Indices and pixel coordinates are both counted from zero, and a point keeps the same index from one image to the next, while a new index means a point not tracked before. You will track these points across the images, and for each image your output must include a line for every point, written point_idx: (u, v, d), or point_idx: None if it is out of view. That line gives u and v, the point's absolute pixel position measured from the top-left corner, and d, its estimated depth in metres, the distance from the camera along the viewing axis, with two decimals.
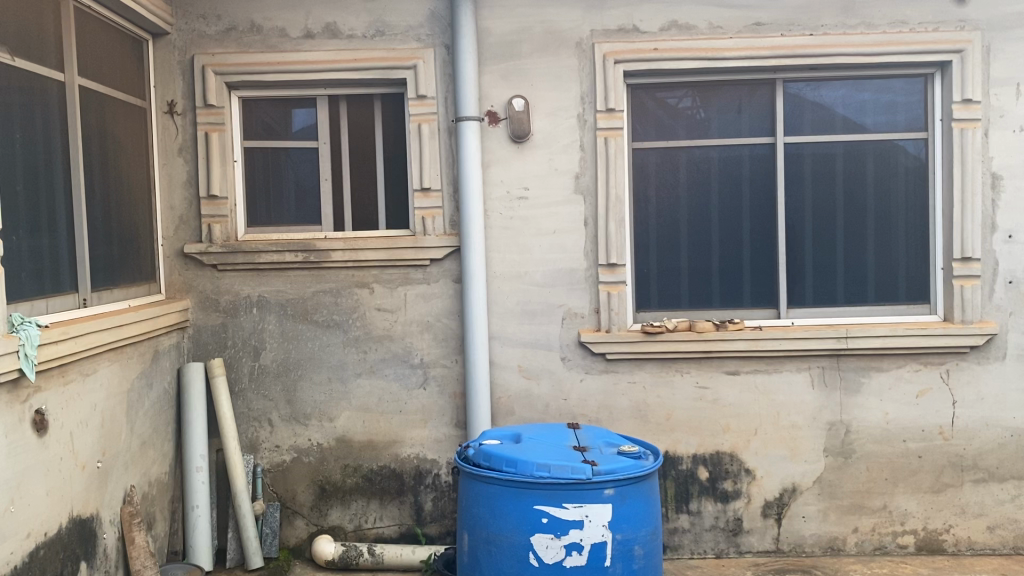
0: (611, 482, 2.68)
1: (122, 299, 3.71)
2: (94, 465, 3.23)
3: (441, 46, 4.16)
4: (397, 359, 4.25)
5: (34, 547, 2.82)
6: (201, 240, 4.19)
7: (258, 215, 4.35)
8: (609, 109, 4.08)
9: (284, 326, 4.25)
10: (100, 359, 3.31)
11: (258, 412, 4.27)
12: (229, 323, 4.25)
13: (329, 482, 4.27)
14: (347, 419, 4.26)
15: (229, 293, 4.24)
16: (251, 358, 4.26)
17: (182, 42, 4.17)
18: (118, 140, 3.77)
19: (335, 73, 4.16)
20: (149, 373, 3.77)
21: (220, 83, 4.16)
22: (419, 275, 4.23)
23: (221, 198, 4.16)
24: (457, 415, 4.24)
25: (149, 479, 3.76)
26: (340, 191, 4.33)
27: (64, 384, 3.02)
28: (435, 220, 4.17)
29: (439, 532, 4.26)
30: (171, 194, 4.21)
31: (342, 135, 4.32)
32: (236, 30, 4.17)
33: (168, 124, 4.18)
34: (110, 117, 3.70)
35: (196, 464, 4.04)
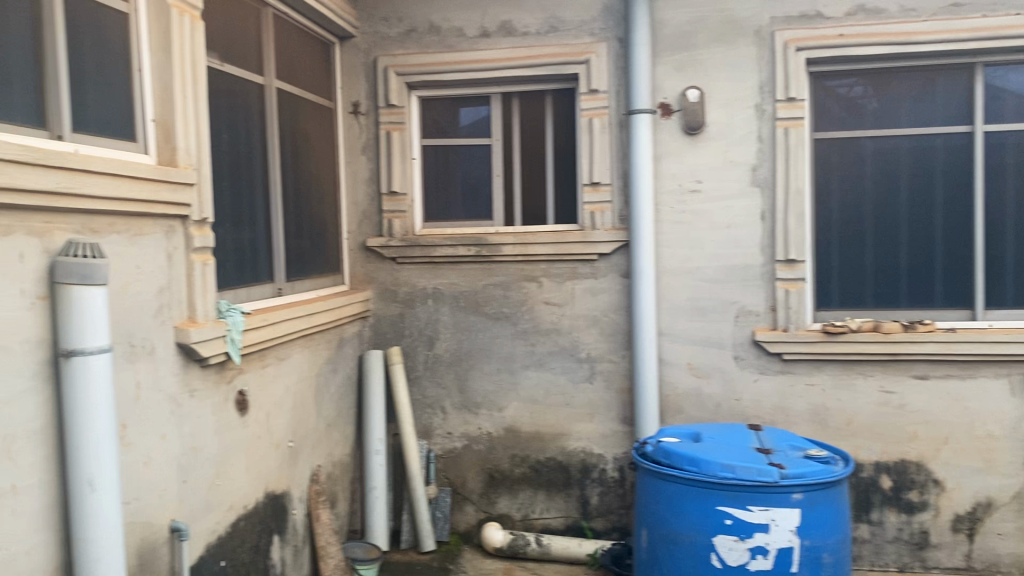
0: (800, 486, 2.59)
1: (310, 289, 3.94)
2: (286, 444, 3.44)
3: (615, 39, 4.13)
4: (565, 353, 4.27)
5: (236, 518, 3.02)
6: (382, 234, 4.38)
7: (434, 210, 4.50)
8: (790, 98, 3.93)
9: (457, 318, 4.37)
10: (293, 346, 3.53)
11: (432, 400, 4.42)
12: (406, 313, 4.42)
13: (498, 471, 4.36)
14: (516, 410, 4.33)
15: (406, 285, 4.41)
16: (426, 347, 4.41)
17: (367, 44, 4.36)
18: (309, 139, 4.00)
19: (510, 70, 4.23)
20: (334, 358, 3.99)
21: (401, 83, 4.33)
22: (587, 270, 4.23)
23: (401, 194, 4.34)
24: (624, 410, 4.22)
25: (332, 460, 3.97)
26: (512, 186, 4.41)
27: (262, 367, 3.24)
28: (605, 215, 4.16)
29: (606, 526, 4.25)
30: (355, 190, 4.42)
31: (514, 131, 4.40)
32: (416, 31, 4.32)
33: (353, 124, 4.39)
34: (302, 117, 3.93)
35: (375, 447, 4.21)
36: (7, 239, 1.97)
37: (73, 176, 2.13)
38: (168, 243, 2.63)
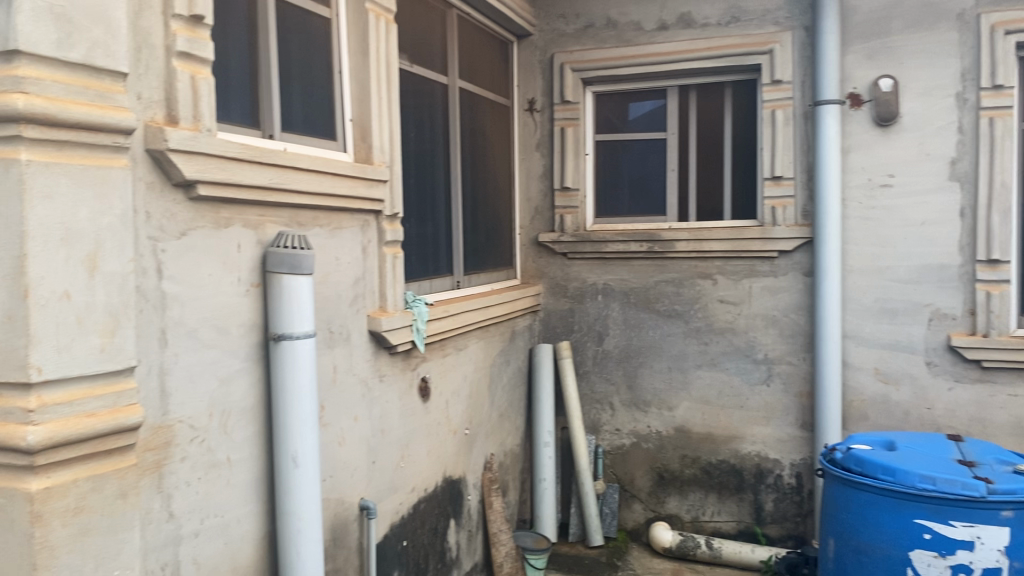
0: (1010, 503, 2.40)
1: (485, 283, 4.04)
2: (462, 432, 3.55)
3: (801, 28, 3.97)
4: (740, 353, 4.16)
5: (417, 501, 3.14)
6: (554, 229, 4.42)
7: (606, 205, 4.50)
8: (996, 86, 3.64)
9: (628, 315, 4.35)
10: (469, 337, 3.63)
11: (601, 396, 4.43)
12: (576, 308, 4.44)
13: (667, 471, 4.31)
14: (687, 410, 4.26)
15: (577, 280, 4.43)
16: (596, 343, 4.42)
17: (543, 42, 4.41)
18: (486, 136, 4.10)
19: (689, 63, 4.16)
20: (506, 350, 4.07)
21: (576, 79, 4.36)
22: (765, 267, 4.09)
23: (573, 189, 4.36)
24: (803, 415, 4.06)
25: (504, 449, 4.05)
26: (687, 181, 4.33)
27: (442, 356, 3.35)
28: (786, 210, 4.01)
29: (780, 534, 4.11)
30: (528, 186, 4.48)
31: (690, 126, 4.32)
32: (593, 27, 4.32)
33: (528, 121, 4.46)
34: (481, 114, 4.03)
35: (544, 439, 4.24)
36: (228, 231, 2.15)
37: (283, 172, 2.29)
38: (362, 236, 2.77)
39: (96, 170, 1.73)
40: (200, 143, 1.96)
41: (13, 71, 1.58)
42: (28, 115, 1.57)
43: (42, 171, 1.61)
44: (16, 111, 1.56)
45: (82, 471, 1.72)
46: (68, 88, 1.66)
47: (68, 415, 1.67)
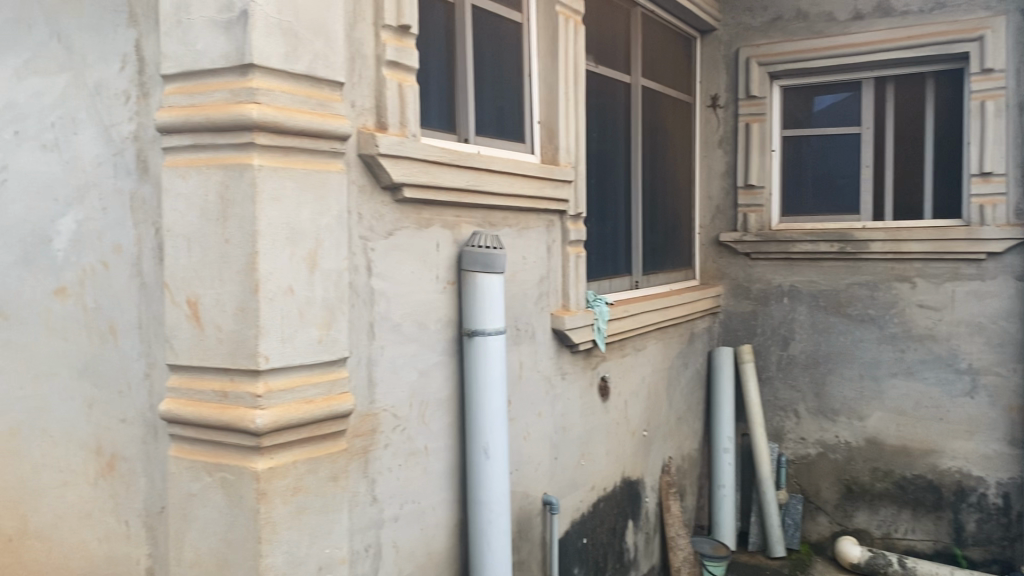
0: None
1: (664, 283, 3.99)
2: (641, 433, 3.53)
3: (1017, 12, 3.68)
4: (940, 362, 3.89)
5: (597, 499, 3.15)
6: (736, 229, 4.31)
7: (792, 204, 4.33)
8: None
9: (816, 318, 4.17)
10: (649, 338, 3.61)
11: (785, 402, 4.27)
12: (759, 311, 4.30)
13: (857, 483, 4.10)
14: (879, 420, 4.04)
15: (761, 281, 4.29)
16: (779, 347, 4.26)
17: (728, 36, 4.31)
18: (668, 134, 4.05)
19: (887, 54, 3.94)
20: (685, 352, 4.01)
21: (763, 74, 4.23)
22: (971, 271, 3.81)
23: (758, 187, 4.23)
24: (1012, 430, 3.76)
25: (682, 453, 3.99)
26: (882, 178, 4.10)
27: (622, 356, 3.35)
28: (996, 208, 3.73)
29: (983, 557, 3.84)
30: (710, 183, 4.39)
31: (886, 120, 4.09)
32: (782, 19, 4.18)
33: (710, 117, 4.37)
34: (663, 112, 3.99)
35: (724, 445, 4.14)
36: (428, 231, 2.25)
37: (477, 174, 2.36)
38: (548, 235, 2.81)
39: (316, 173, 1.88)
40: (406, 148, 2.06)
41: (247, 84, 1.75)
42: (260, 124, 1.74)
43: (272, 175, 1.78)
44: (251, 120, 1.73)
45: (300, 453, 1.87)
46: (293, 98, 1.82)
47: (290, 401, 1.82)
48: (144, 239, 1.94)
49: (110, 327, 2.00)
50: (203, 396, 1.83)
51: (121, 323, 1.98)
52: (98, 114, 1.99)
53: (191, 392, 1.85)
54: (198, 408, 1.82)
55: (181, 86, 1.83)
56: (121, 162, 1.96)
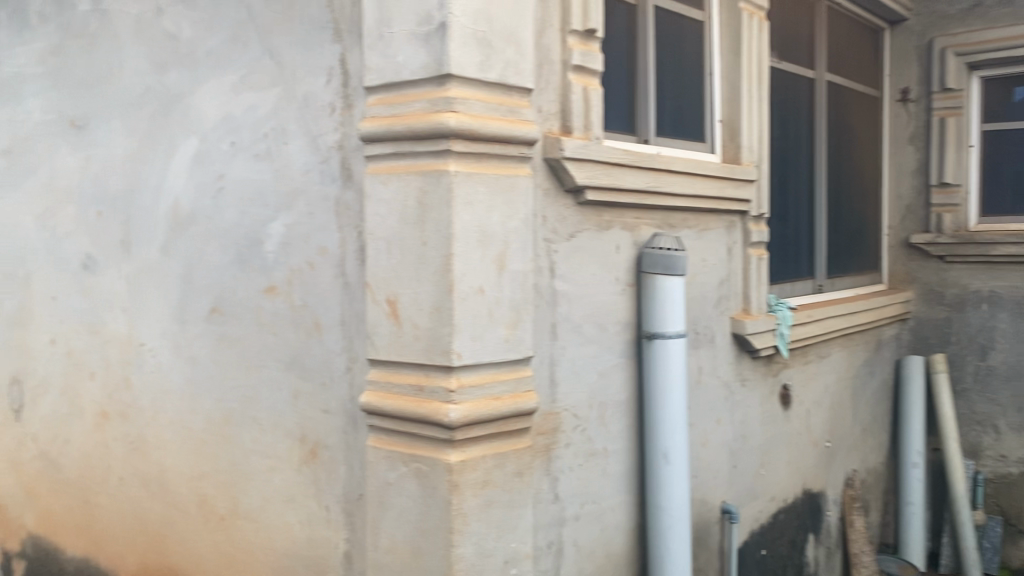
0: None
1: (849, 286, 3.81)
2: (823, 444, 3.39)
3: None
4: None
5: (776, 510, 3.06)
6: (929, 230, 4.05)
7: (993, 202, 4.01)
8: None
9: (1019, 327, 3.88)
10: (833, 345, 3.45)
11: (983, 417, 3.97)
12: (954, 317, 4.01)
13: None
14: None
15: (956, 286, 4.01)
16: (977, 357, 3.97)
17: (920, 26, 4.06)
18: (853, 131, 3.87)
19: None
20: (871, 361, 3.81)
21: (960, 64, 3.96)
22: None
23: (954, 186, 3.96)
24: None
25: (866, 467, 3.79)
26: None
27: (805, 363, 3.23)
28: None
29: None
30: (899, 182, 4.15)
31: None
32: (982, 5, 3.90)
33: (900, 112, 4.13)
34: (848, 108, 3.82)
35: (913, 459, 3.90)
36: (609, 233, 2.26)
37: (659, 176, 2.35)
38: (728, 237, 2.75)
39: (507, 177, 1.94)
40: (591, 150, 2.08)
41: (445, 93, 1.83)
42: (457, 132, 1.81)
43: (466, 180, 1.85)
44: (448, 128, 1.80)
45: (489, 448, 1.93)
46: (487, 105, 1.88)
47: (480, 397, 1.89)
48: (347, 241, 2.06)
49: (316, 323, 2.14)
50: (400, 389, 1.93)
51: (325, 319, 2.12)
52: (306, 124, 2.13)
53: (390, 386, 1.95)
54: (396, 400, 1.92)
55: (383, 97, 1.94)
56: (327, 169, 2.09)
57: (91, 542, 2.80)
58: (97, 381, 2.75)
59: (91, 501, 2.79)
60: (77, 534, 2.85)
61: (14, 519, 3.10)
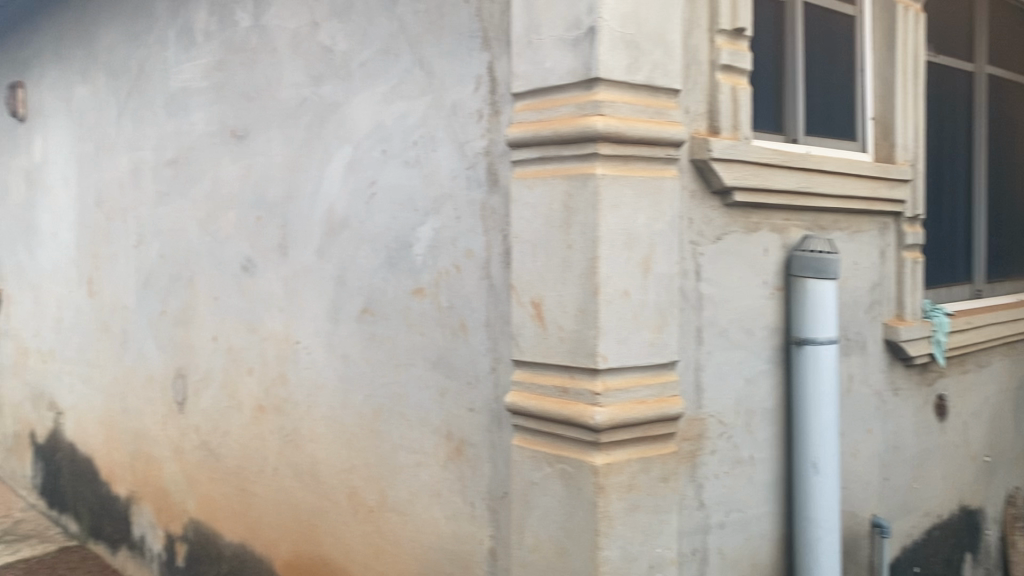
0: None
1: (1011, 291, 3.57)
2: (983, 458, 3.19)
3: None
4: None
5: (931, 526, 2.90)
6: None
7: None
8: None
9: None
10: (994, 353, 3.25)
11: None
12: None
13: None
14: None
15: None
16: None
17: None
18: (1016, 125, 3.64)
19: None
20: None
21: None
22: None
23: None
24: None
25: None
26: None
27: (962, 372, 3.06)
28: None
29: None
30: None
31: None
32: None
33: None
34: (1011, 101, 3.59)
35: None
36: (757, 235, 2.21)
37: (810, 176, 2.28)
38: (881, 239, 2.64)
39: (653, 180, 1.92)
40: (739, 151, 2.04)
41: (592, 97, 1.84)
42: (604, 135, 1.81)
43: (613, 184, 1.85)
44: (596, 132, 1.81)
45: (634, 452, 1.92)
46: (634, 108, 1.88)
47: (626, 400, 1.88)
48: (494, 244, 2.10)
49: (462, 324, 2.19)
50: (545, 391, 1.95)
51: (471, 321, 2.16)
52: (454, 131, 2.18)
53: (534, 386, 1.97)
54: (540, 401, 1.94)
55: (530, 103, 1.96)
56: (474, 175, 2.14)
57: (247, 529, 2.97)
58: (255, 377, 2.91)
59: (248, 489, 2.95)
60: (235, 521, 3.03)
61: (179, 504, 3.34)
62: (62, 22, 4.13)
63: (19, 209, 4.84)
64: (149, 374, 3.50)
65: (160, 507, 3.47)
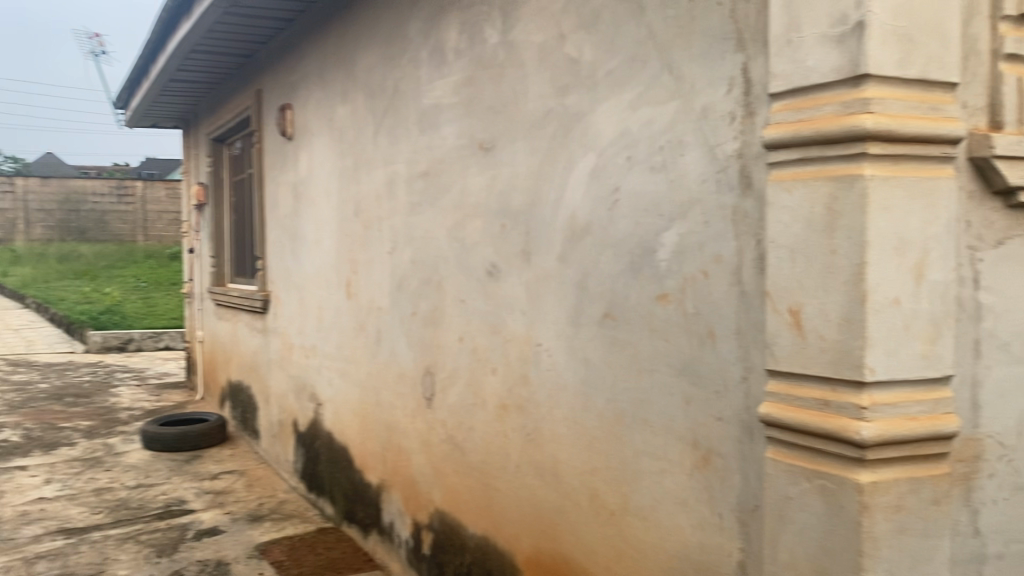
0: None
1: None
2: None
3: None
4: None
5: None
6: None
7: None
8: None
9: None
10: None
11: None
12: None
13: None
14: None
15: None
16: None
17: None
18: None
19: None
20: None
21: None
22: None
23: None
24: None
25: None
26: None
27: None
28: None
29: None
30: None
31: None
32: None
33: None
34: None
35: None
36: None
37: None
38: None
39: (927, 180, 1.79)
40: None
41: (861, 95, 1.75)
42: (875, 134, 1.72)
43: (883, 185, 1.74)
44: (865, 131, 1.71)
45: (903, 471, 1.80)
46: (907, 104, 1.76)
47: (896, 416, 1.76)
48: (745, 249, 2.03)
49: (709, 332, 2.15)
50: (803, 402, 1.87)
51: (719, 328, 2.12)
52: (704, 135, 2.14)
53: (792, 398, 1.89)
54: (799, 414, 1.86)
55: (789, 103, 1.89)
56: (724, 179, 2.09)
57: (490, 522, 3.11)
58: (499, 376, 3.06)
59: (492, 484, 3.10)
60: (478, 514, 3.19)
61: (426, 494, 3.59)
62: (325, 49, 4.54)
63: (286, 219, 5.38)
64: (400, 370, 3.85)
65: (409, 496, 3.74)
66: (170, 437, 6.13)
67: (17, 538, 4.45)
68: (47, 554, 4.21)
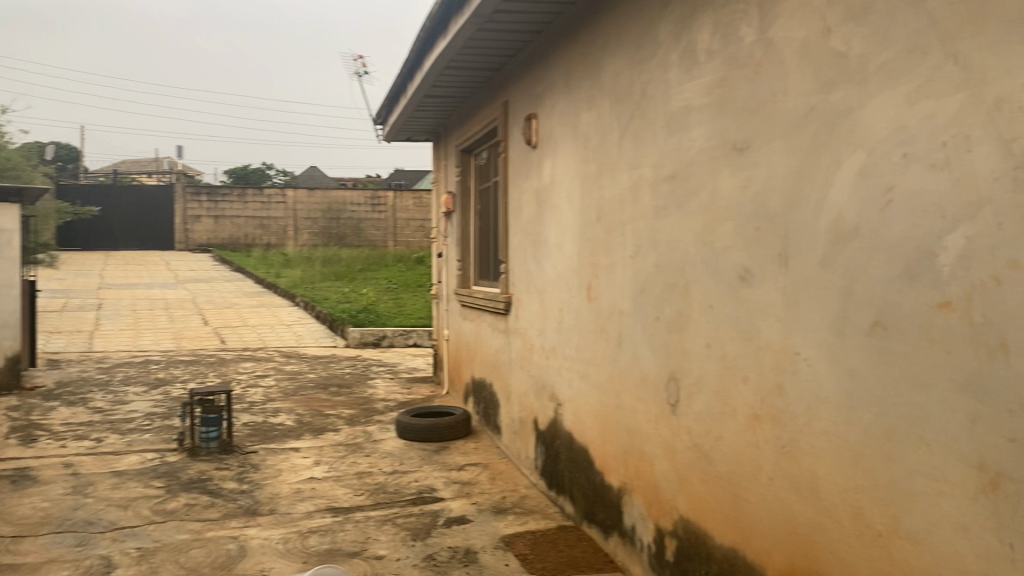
0: None
1: None
2: None
3: None
4: None
5: None
6: None
7: None
8: None
9: None
10: None
11: None
12: None
13: None
14: None
15: None
16: None
17: None
18: None
19: None
20: None
21: None
22: None
23: None
24: None
25: None
26: None
27: None
28: None
29: None
30: None
31: None
32: None
33: None
34: None
35: None
36: None
37: None
38: None
39: None
40: None
41: None
42: None
43: None
44: None
45: None
46: None
47: None
48: None
49: (1001, 343, 1.96)
50: None
51: (1013, 339, 1.92)
52: (997, 129, 1.96)
53: None
54: None
55: None
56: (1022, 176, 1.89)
57: (739, 535, 3.03)
58: (751, 385, 2.97)
59: (742, 496, 3.02)
60: (726, 525, 3.12)
61: (670, 500, 3.56)
62: (573, 57, 4.64)
63: (530, 224, 5.56)
64: (643, 374, 3.85)
65: (653, 501, 3.72)
66: (421, 428, 6.54)
67: (293, 512, 4.94)
68: (318, 529, 4.64)
